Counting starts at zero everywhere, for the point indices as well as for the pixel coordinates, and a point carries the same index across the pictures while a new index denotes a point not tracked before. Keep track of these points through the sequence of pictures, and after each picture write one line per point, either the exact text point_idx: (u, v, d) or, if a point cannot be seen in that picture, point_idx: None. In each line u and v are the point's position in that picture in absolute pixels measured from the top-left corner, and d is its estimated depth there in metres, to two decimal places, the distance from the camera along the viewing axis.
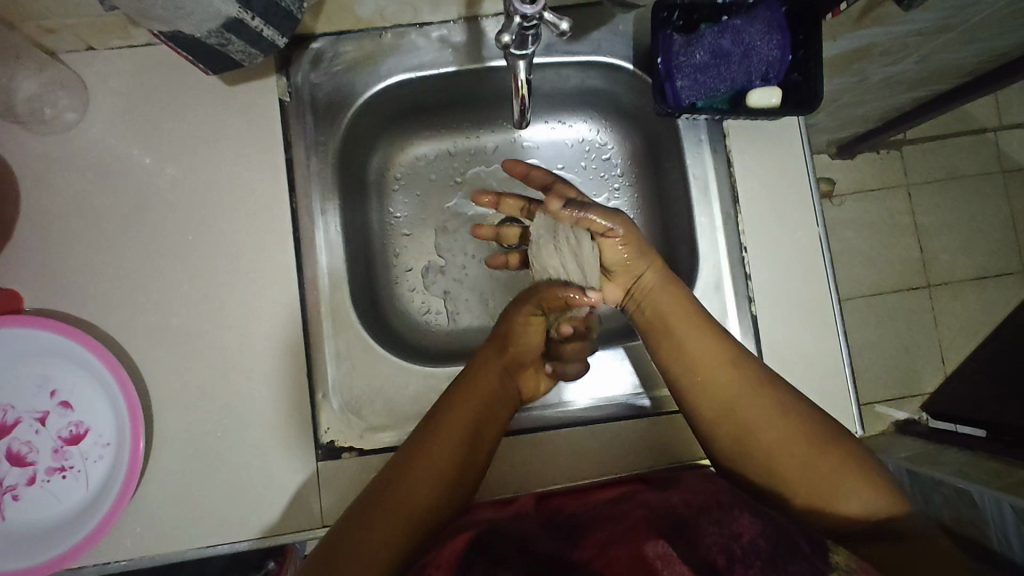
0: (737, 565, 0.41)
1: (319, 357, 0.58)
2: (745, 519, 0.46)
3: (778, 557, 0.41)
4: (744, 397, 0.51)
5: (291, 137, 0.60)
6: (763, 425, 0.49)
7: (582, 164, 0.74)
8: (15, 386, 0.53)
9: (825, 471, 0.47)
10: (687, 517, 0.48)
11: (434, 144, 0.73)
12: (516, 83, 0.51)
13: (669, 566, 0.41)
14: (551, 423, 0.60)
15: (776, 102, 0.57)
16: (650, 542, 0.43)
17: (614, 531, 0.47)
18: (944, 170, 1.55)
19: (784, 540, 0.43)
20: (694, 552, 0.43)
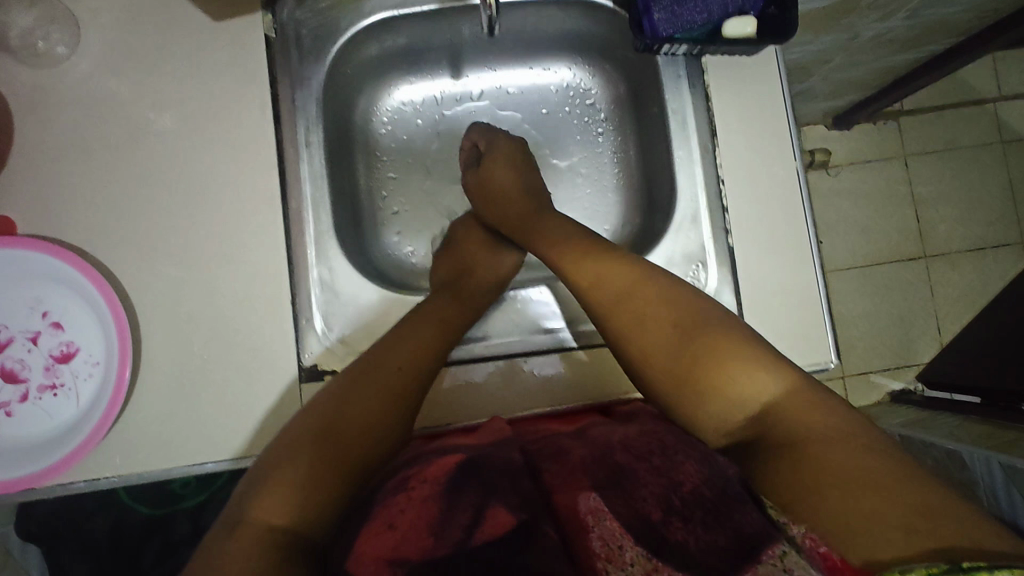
0: (674, 519, 0.43)
1: (302, 284, 0.59)
2: (686, 461, 0.46)
3: (720, 507, 0.43)
4: (638, 305, 0.52)
5: (277, 71, 0.61)
6: (658, 334, 0.50)
7: (566, 110, 0.76)
8: (8, 306, 0.55)
9: (715, 365, 0.47)
10: (624, 462, 0.47)
11: (419, 89, 0.74)
12: None
13: (600, 524, 0.44)
14: (501, 353, 0.62)
15: (751, 32, 0.58)
16: (583, 494, 0.46)
17: (557, 464, 0.49)
18: (943, 141, 1.55)
19: (732, 488, 0.44)
20: (629, 505, 0.45)
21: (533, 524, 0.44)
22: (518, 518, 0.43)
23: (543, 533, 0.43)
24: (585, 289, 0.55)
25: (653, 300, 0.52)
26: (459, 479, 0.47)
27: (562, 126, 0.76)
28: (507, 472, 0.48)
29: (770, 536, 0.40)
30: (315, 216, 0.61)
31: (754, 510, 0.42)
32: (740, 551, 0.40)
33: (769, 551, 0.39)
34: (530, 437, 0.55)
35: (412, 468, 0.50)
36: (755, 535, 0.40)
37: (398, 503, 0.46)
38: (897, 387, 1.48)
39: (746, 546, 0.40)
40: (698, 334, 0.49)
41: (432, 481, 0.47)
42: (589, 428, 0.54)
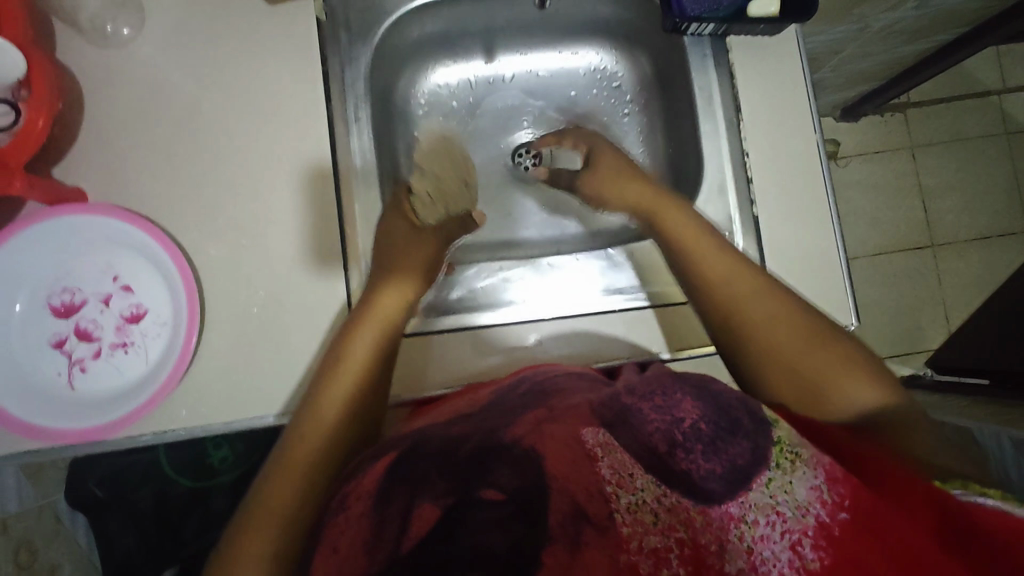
0: (677, 450, 0.42)
1: (353, 251, 0.63)
2: (685, 398, 0.45)
3: (716, 439, 0.42)
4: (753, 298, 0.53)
5: (328, 52, 0.65)
6: (777, 320, 0.52)
7: (594, 92, 0.80)
8: (82, 270, 0.59)
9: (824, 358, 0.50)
10: (627, 403, 0.45)
11: (455, 72, 0.78)
12: None
13: (610, 456, 0.43)
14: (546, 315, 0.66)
15: (775, 11, 0.62)
16: (589, 427, 0.43)
17: (552, 411, 0.46)
18: (950, 132, 1.58)
19: (726, 419, 0.43)
20: (635, 438, 0.43)
21: (472, 491, 0.42)
22: (445, 506, 0.41)
23: (477, 500, 0.41)
24: (703, 268, 0.56)
25: (773, 295, 0.53)
26: (395, 474, 0.43)
27: (590, 107, 0.80)
28: (440, 451, 0.45)
29: (762, 463, 0.41)
30: (364, 188, 0.65)
31: (750, 440, 0.42)
32: (735, 481, 0.41)
33: (756, 479, 0.41)
34: (514, 393, 0.51)
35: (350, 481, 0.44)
36: (748, 467, 0.41)
37: (335, 526, 0.42)
38: (906, 373, 1.52)
39: (740, 475, 0.41)
40: (816, 337, 0.51)
41: (371, 481, 0.43)
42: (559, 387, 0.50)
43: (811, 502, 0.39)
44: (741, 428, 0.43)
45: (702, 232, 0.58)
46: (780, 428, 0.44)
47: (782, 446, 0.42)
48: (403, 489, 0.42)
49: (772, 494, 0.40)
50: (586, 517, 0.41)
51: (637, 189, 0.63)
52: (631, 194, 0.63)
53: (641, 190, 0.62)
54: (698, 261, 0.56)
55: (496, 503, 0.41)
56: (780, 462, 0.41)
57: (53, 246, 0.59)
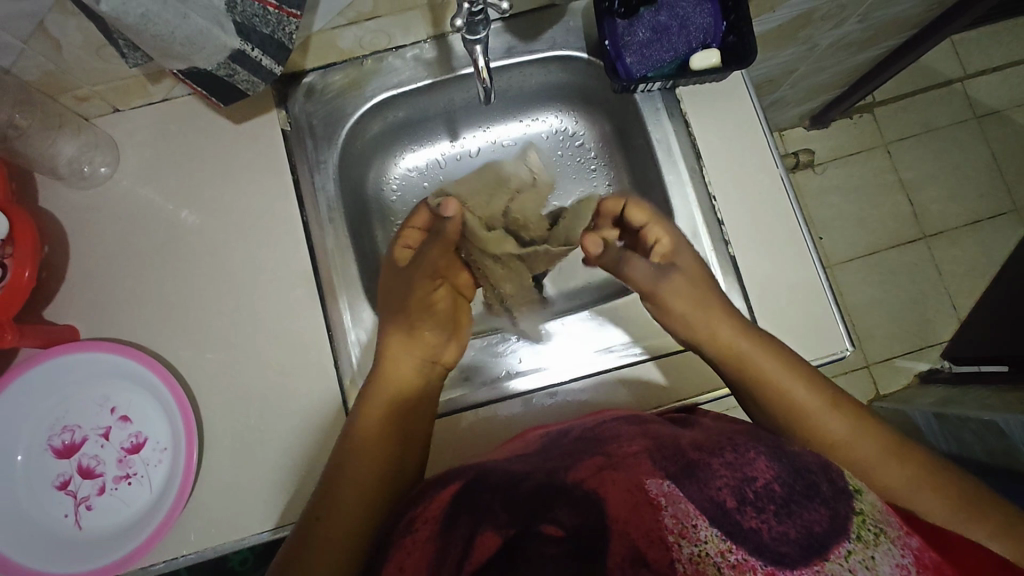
0: (746, 507, 0.46)
1: (343, 348, 0.64)
2: (758, 457, 0.49)
3: (792, 502, 0.46)
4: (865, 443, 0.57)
5: (296, 161, 0.68)
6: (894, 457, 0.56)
7: (559, 153, 0.82)
8: (80, 407, 0.60)
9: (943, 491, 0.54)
10: (697, 458, 0.50)
11: (422, 154, 0.81)
12: (477, 67, 0.58)
13: (673, 505, 0.47)
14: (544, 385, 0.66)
15: (716, 62, 0.64)
16: (654, 479, 0.49)
17: (611, 458, 0.52)
18: (920, 124, 1.61)
19: (803, 481, 0.47)
20: (703, 492, 0.47)
21: (535, 525, 0.47)
22: (506, 535, 0.47)
23: (540, 534, 0.47)
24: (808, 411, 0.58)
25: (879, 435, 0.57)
26: (462, 500, 0.51)
27: (557, 169, 0.82)
28: (501, 484, 0.52)
29: (843, 531, 0.45)
30: (346, 284, 0.66)
31: (828, 506, 0.46)
32: (810, 547, 0.44)
33: (834, 550, 0.44)
34: (567, 439, 0.57)
35: (418, 506, 0.53)
36: (825, 534, 0.44)
37: (405, 546, 0.49)
38: (924, 368, 1.49)
39: (816, 543, 0.44)
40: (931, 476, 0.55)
41: (433, 520, 0.50)
42: (648, 422, 0.57)
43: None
44: (818, 494, 0.47)
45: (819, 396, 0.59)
46: (863, 501, 0.48)
47: (865, 519, 0.46)
48: (468, 514, 0.50)
49: (852, 567, 0.43)
50: (645, 564, 0.45)
51: (698, 310, 0.62)
52: (695, 317, 0.62)
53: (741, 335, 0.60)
54: (817, 430, 0.58)
55: (556, 538, 0.46)
56: (863, 536, 0.45)
57: (51, 388, 0.60)
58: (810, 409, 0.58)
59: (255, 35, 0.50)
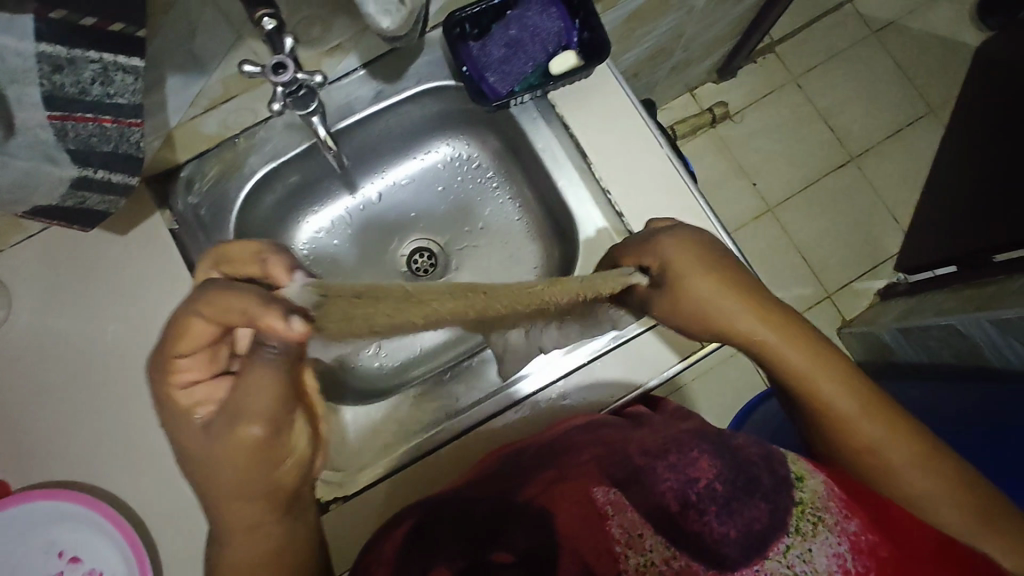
0: (689, 510, 0.47)
1: None
2: (701, 457, 0.50)
3: (733, 501, 0.47)
4: (887, 447, 0.52)
5: (191, 256, 0.67)
6: (916, 463, 0.52)
7: (459, 179, 0.81)
8: (25, 560, 0.59)
9: (947, 502, 0.51)
10: (643, 463, 0.51)
11: (326, 213, 0.80)
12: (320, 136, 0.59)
13: (620, 515, 0.48)
14: (491, 414, 0.65)
15: (574, 63, 0.65)
16: (601, 488, 0.50)
17: (562, 471, 0.53)
18: (823, 52, 1.63)
19: (745, 477, 0.49)
20: (649, 498, 0.49)
21: (484, 554, 0.48)
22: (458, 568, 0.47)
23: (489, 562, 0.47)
24: (834, 408, 0.53)
25: (906, 439, 0.52)
26: (417, 538, 0.50)
27: (461, 195, 0.82)
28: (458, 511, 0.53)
29: (783, 523, 0.46)
30: None
31: (768, 501, 0.47)
32: (751, 547, 0.45)
33: (774, 547, 0.45)
34: (524, 456, 0.58)
35: (373, 549, 0.52)
36: (766, 530, 0.45)
37: None
38: (882, 285, 1.52)
39: (756, 541, 0.45)
40: (946, 489, 0.51)
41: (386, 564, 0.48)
42: (602, 428, 0.58)
43: (830, 570, 0.43)
44: (760, 489, 0.48)
45: (852, 398, 0.53)
46: (804, 490, 0.48)
47: (804, 510, 0.46)
48: (419, 553, 0.49)
49: (791, 563, 0.44)
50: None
51: (738, 303, 0.54)
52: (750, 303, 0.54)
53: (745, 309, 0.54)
54: (846, 427, 0.53)
55: (505, 564, 0.47)
56: (801, 528, 0.45)
57: None
58: (842, 407, 0.52)
59: (95, 158, 0.50)
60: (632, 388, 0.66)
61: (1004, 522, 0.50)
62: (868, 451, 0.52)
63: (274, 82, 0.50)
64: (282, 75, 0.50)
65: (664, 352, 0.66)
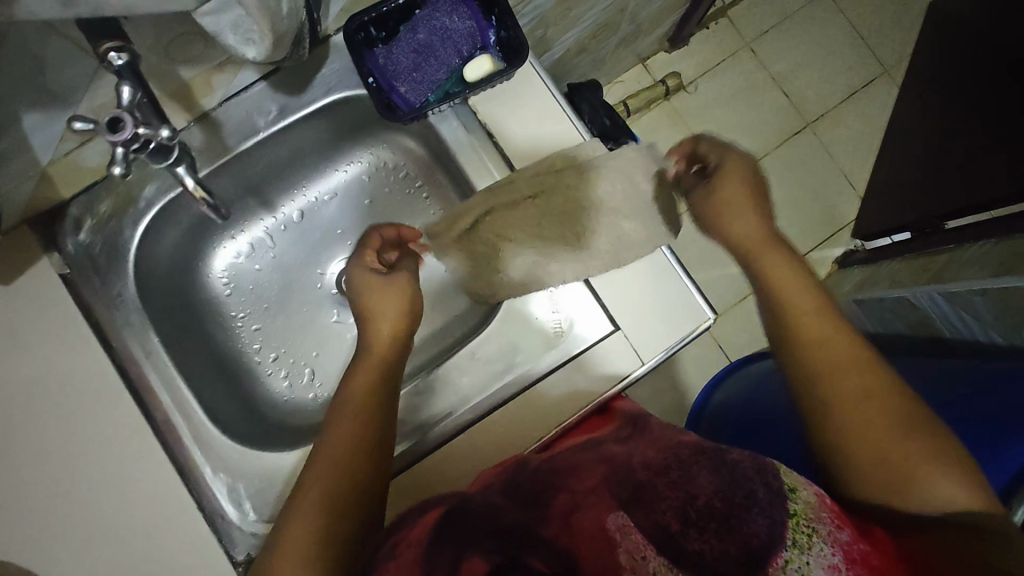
0: (690, 529, 0.47)
1: (202, 487, 0.59)
2: (700, 474, 0.50)
3: (731, 517, 0.46)
4: (827, 351, 0.52)
5: (89, 303, 0.61)
6: (850, 375, 0.50)
7: (386, 190, 0.76)
8: None
9: (881, 428, 0.48)
10: (645, 481, 0.52)
11: (245, 237, 0.74)
12: (191, 188, 0.54)
13: (627, 538, 0.47)
14: (428, 449, 0.61)
15: (489, 68, 0.60)
16: (611, 513, 0.49)
17: (576, 496, 0.53)
18: (776, 13, 1.58)
19: (741, 491, 0.48)
20: (651, 518, 0.48)
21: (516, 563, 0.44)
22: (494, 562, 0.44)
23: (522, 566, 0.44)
24: (781, 295, 0.55)
25: (850, 345, 0.52)
26: (445, 527, 0.48)
27: (389, 207, 0.76)
28: (486, 515, 0.49)
29: (780, 538, 0.44)
30: (184, 415, 0.61)
31: (767, 515, 0.45)
32: (750, 561, 0.43)
33: (773, 561, 0.42)
34: (530, 470, 0.56)
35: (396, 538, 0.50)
36: (763, 545, 0.44)
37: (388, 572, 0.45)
38: (840, 253, 1.51)
39: (754, 556, 0.43)
40: (890, 409, 0.49)
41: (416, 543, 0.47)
42: (604, 444, 0.58)
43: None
44: (757, 502, 0.47)
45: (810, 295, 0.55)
46: (797, 502, 0.46)
47: (798, 522, 0.44)
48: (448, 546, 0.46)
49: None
50: None
51: (736, 190, 0.61)
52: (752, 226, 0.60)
53: (784, 266, 0.57)
54: (798, 318, 0.54)
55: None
56: (798, 541, 0.43)
57: None
58: (798, 302, 0.55)
59: None
60: (577, 410, 0.61)
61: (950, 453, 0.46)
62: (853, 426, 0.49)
63: (111, 143, 0.44)
64: (119, 133, 0.44)
65: (607, 372, 0.61)
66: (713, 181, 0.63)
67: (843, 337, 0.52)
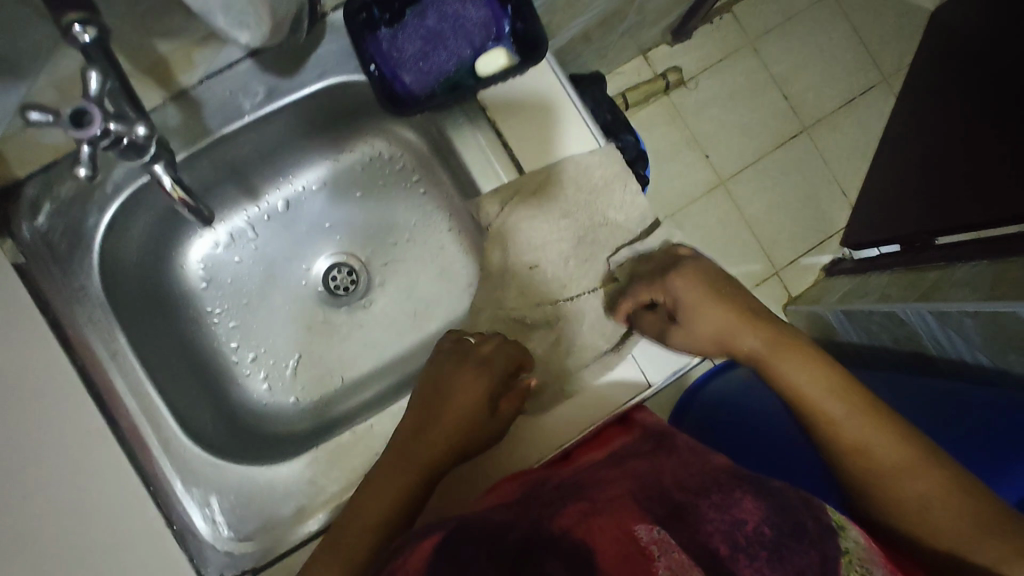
0: (740, 555, 0.40)
1: (172, 502, 0.55)
2: (746, 498, 0.44)
3: (781, 546, 0.40)
4: (847, 425, 0.51)
5: (47, 295, 0.55)
6: (885, 463, 0.49)
7: (380, 183, 0.70)
8: None
9: (919, 500, 0.48)
10: (684, 500, 0.45)
11: (224, 227, 0.69)
12: (167, 188, 0.49)
13: (665, 555, 0.39)
14: None
15: (504, 63, 0.56)
16: (641, 525, 0.41)
17: (593, 505, 0.46)
18: (781, 13, 1.55)
19: (790, 520, 0.42)
20: (695, 539, 0.40)
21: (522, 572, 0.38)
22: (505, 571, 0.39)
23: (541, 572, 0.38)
24: (795, 391, 0.53)
25: (877, 425, 0.50)
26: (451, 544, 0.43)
27: (383, 202, 0.71)
28: (490, 536, 0.43)
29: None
30: (153, 424, 0.56)
31: (817, 548, 0.40)
32: None
33: None
34: (546, 486, 0.51)
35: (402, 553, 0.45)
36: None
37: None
38: (827, 261, 1.50)
39: None
40: (916, 468, 0.48)
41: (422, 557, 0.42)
42: (627, 461, 0.52)
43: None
44: (806, 534, 0.41)
45: (821, 374, 0.53)
46: (847, 539, 0.43)
47: (852, 560, 0.41)
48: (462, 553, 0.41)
49: None
50: None
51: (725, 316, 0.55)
52: (721, 323, 0.55)
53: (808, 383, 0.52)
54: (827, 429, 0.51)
55: None
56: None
57: None
58: (821, 403, 0.52)
59: None
60: (580, 432, 0.57)
61: (996, 517, 0.46)
62: (889, 492, 0.49)
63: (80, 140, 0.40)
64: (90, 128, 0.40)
65: (612, 394, 0.57)
66: (682, 322, 0.55)
67: (868, 415, 0.51)
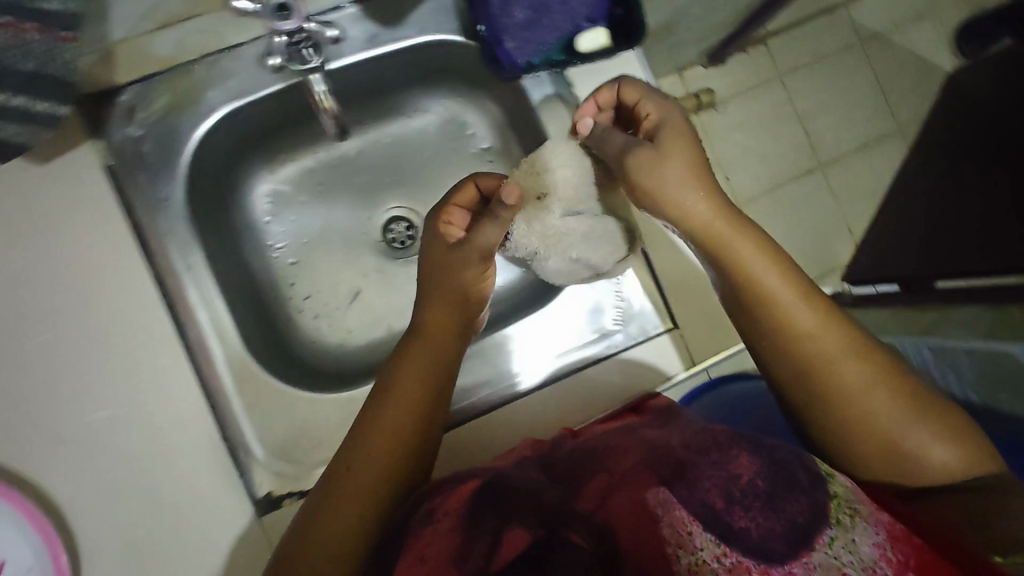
0: (735, 507, 0.42)
1: (229, 417, 0.56)
2: (742, 453, 0.45)
3: (775, 496, 0.42)
4: (812, 337, 0.48)
5: (130, 200, 0.57)
6: (845, 365, 0.47)
7: (450, 145, 0.73)
8: None
9: (875, 416, 0.46)
10: (685, 458, 0.46)
11: (294, 166, 0.70)
12: (318, 98, 0.59)
13: (668, 514, 0.43)
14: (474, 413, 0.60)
15: (604, 42, 0.59)
16: (650, 490, 0.45)
17: (613, 477, 0.48)
18: (815, 51, 1.60)
19: (784, 473, 0.44)
20: (694, 496, 0.43)
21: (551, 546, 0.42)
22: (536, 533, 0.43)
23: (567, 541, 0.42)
24: (748, 279, 0.49)
25: (834, 328, 0.48)
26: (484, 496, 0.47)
27: (449, 163, 0.74)
28: (524, 491, 0.47)
29: (823, 519, 0.41)
30: (219, 340, 0.57)
31: (808, 495, 0.42)
32: (796, 540, 0.40)
33: (817, 540, 0.40)
34: (562, 453, 0.53)
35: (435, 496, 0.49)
36: (808, 525, 0.41)
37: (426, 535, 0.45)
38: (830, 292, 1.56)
39: (802, 533, 0.40)
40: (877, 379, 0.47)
41: (454, 510, 0.46)
42: (639, 428, 0.53)
43: (877, 561, 0.39)
44: (798, 484, 0.43)
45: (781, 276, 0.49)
46: (835, 483, 0.45)
47: (840, 502, 0.43)
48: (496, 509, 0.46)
49: (837, 554, 0.39)
50: None
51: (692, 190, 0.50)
52: (709, 217, 0.49)
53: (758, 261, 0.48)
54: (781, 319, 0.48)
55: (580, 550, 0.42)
56: (841, 519, 0.41)
57: None
58: (778, 294, 0.48)
59: None
60: (624, 398, 0.60)
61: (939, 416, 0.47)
62: (850, 408, 0.47)
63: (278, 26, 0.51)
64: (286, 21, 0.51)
65: (660, 368, 0.60)
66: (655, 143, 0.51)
67: (827, 317, 0.48)
